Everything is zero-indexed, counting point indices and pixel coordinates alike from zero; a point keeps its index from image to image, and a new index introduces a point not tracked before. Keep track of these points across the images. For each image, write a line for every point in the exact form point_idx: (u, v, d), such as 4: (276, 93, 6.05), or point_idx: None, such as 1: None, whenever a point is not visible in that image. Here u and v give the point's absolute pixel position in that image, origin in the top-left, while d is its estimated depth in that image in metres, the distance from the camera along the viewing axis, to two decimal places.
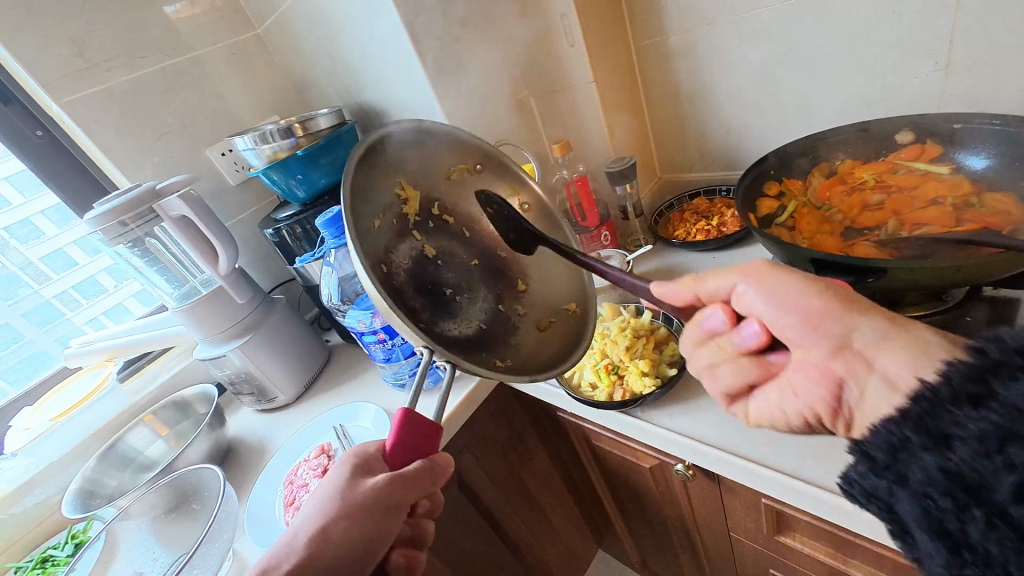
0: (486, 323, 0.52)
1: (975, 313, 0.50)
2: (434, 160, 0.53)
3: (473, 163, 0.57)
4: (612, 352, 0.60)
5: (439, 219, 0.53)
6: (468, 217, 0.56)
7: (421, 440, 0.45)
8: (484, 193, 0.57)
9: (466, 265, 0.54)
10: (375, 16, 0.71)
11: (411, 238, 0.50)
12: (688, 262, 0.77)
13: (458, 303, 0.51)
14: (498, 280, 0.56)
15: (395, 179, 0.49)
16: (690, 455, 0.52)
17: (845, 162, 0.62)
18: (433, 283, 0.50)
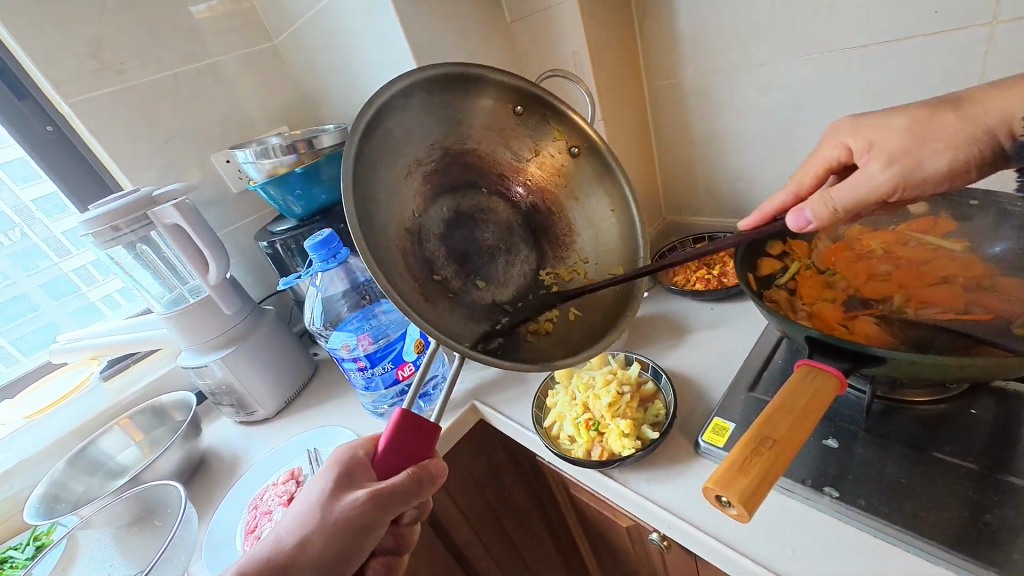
0: (529, 282, 0.52)
1: (979, 406, 0.47)
2: (470, 107, 0.51)
3: (515, 105, 0.53)
4: (594, 406, 0.58)
5: (475, 173, 0.51)
6: (510, 165, 0.54)
7: (413, 449, 0.46)
8: (529, 140, 0.55)
9: (507, 224, 0.53)
10: (384, 40, 0.71)
11: (443, 197, 0.49)
12: (684, 311, 0.75)
13: (493, 266, 0.51)
14: (543, 241, 0.54)
15: (423, 135, 0.47)
16: (664, 528, 0.49)
17: (853, 228, 0.59)
18: (467, 243, 0.50)
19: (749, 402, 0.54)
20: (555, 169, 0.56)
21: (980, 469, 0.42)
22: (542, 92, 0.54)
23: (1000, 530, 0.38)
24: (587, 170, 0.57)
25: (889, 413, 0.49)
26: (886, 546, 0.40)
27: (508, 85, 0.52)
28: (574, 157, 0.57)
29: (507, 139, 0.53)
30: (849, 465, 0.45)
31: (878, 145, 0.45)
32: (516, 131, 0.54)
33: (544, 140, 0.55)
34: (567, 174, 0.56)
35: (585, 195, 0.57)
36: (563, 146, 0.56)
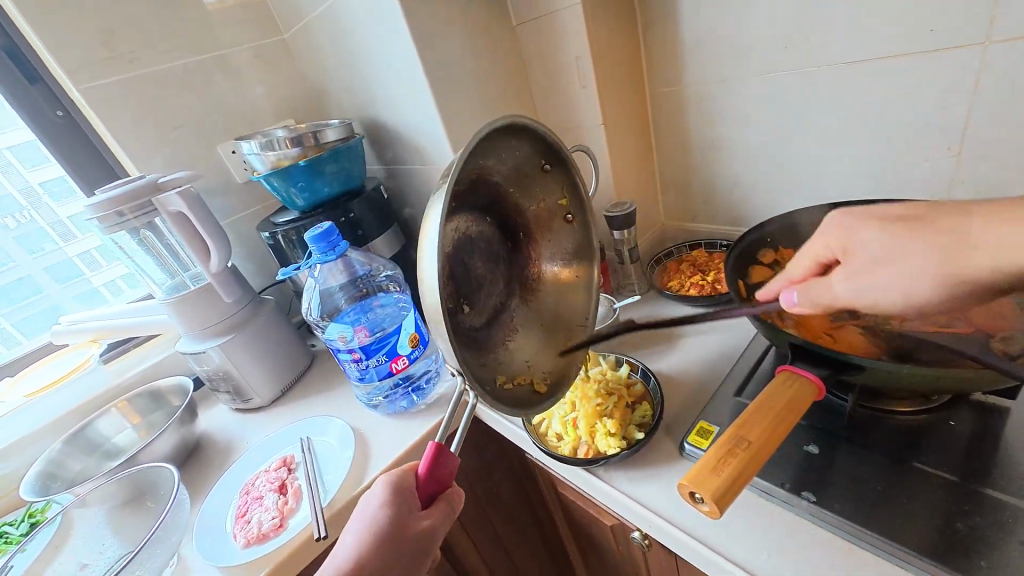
0: (495, 319, 0.50)
1: (960, 418, 0.48)
2: (515, 154, 0.49)
3: (548, 164, 0.53)
4: (582, 404, 0.58)
5: (490, 204, 0.50)
6: (519, 209, 0.53)
7: (446, 476, 0.48)
8: (543, 200, 0.54)
9: (499, 259, 0.51)
10: (390, 38, 0.72)
11: (458, 216, 0.46)
12: (677, 316, 0.76)
13: (476, 291, 0.48)
14: (518, 282, 0.53)
15: (474, 157, 0.45)
16: (645, 526, 0.50)
17: None
18: (465, 269, 0.47)
19: (735, 406, 0.55)
20: (549, 232, 0.56)
21: (956, 479, 0.43)
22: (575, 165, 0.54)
23: (969, 538, 0.39)
24: (574, 240, 0.58)
25: (871, 421, 0.50)
26: (859, 551, 0.41)
27: (555, 151, 0.52)
28: (568, 224, 0.57)
29: (528, 189, 0.53)
30: (828, 471, 0.46)
31: (856, 254, 0.39)
32: (540, 185, 0.54)
33: (554, 206, 0.55)
34: (556, 233, 0.56)
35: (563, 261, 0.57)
36: (564, 214, 0.56)
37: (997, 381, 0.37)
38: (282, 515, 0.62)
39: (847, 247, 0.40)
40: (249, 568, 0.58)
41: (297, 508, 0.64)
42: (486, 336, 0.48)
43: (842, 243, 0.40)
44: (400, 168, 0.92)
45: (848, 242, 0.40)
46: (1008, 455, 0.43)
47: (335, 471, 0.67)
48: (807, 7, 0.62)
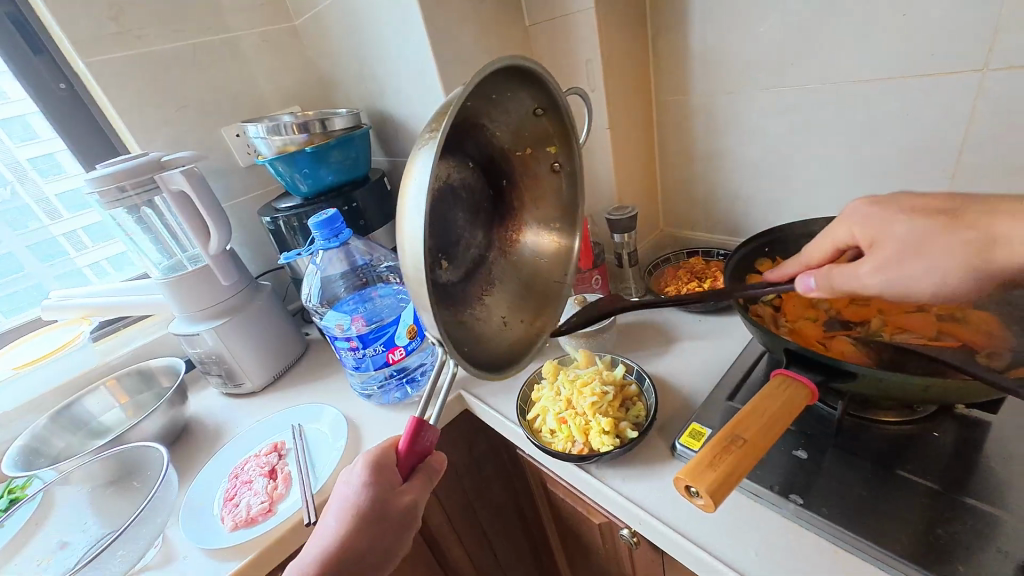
0: (474, 269, 0.50)
1: (943, 429, 0.49)
2: (506, 99, 0.47)
3: (541, 111, 0.51)
4: (576, 401, 0.59)
5: (476, 150, 0.48)
6: (505, 157, 0.51)
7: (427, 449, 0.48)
8: (530, 148, 0.52)
9: (479, 211, 0.50)
10: (404, 30, 0.72)
11: (441, 162, 0.44)
12: (672, 321, 0.77)
13: (455, 239, 0.48)
14: (497, 231, 0.53)
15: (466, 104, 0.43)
16: (635, 523, 0.51)
17: None
18: (445, 222, 0.46)
19: (727, 410, 0.56)
20: (535, 182, 0.55)
21: (939, 488, 0.44)
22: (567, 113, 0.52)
23: (950, 544, 0.40)
24: (561, 193, 0.56)
25: (859, 430, 0.51)
26: (846, 555, 0.42)
27: (549, 96, 0.50)
28: (555, 175, 0.56)
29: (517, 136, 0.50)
30: (816, 476, 0.47)
31: (884, 244, 0.42)
32: (530, 132, 0.51)
33: (541, 155, 0.54)
34: (543, 184, 0.55)
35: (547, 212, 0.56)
36: (551, 163, 0.55)
37: (980, 393, 0.39)
38: (271, 500, 0.62)
39: (871, 236, 0.43)
40: (236, 551, 0.57)
41: (286, 494, 0.63)
42: (463, 287, 0.48)
43: (869, 231, 0.43)
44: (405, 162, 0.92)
45: (876, 234, 0.42)
46: (989, 466, 0.45)
47: (326, 461, 0.67)
48: (814, 26, 0.64)
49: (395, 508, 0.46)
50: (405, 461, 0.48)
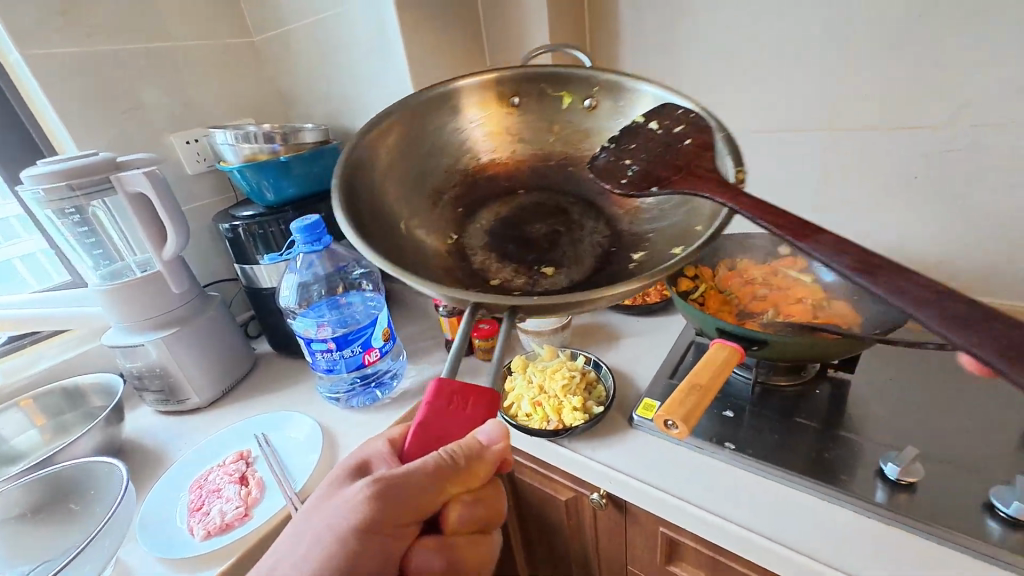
0: (613, 250, 0.45)
1: (821, 387, 0.65)
2: (434, 114, 0.50)
3: (503, 93, 0.52)
4: (549, 387, 0.67)
5: (480, 179, 0.51)
6: (514, 160, 0.52)
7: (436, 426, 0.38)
8: (519, 124, 0.52)
9: (541, 207, 0.49)
10: (382, 57, 0.79)
11: (477, 217, 0.49)
12: (615, 321, 0.89)
13: (557, 249, 0.46)
14: (605, 208, 0.49)
15: (402, 163, 0.48)
16: (606, 483, 0.60)
17: (741, 262, 0.78)
18: (505, 241, 0.47)
19: (669, 386, 0.68)
20: (574, 132, 0.52)
21: (823, 427, 0.59)
22: (505, 72, 0.51)
23: (834, 463, 0.54)
24: (608, 118, 0.50)
25: (766, 392, 0.65)
26: (768, 482, 0.55)
27: (480, 83, 0.51)
28: (593, 106, 0.51)
29: (491, 141, 0.52)
30: (741, 428, 0.60)
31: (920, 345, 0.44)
32: (499, 121, 0.52)
33: (548, 108, 0.52)
34: (580, 130, 0.51)
35: (629, 116, 0.49)
36: (580, 102, 0.51)
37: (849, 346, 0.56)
38: (247, 504, 0.61)
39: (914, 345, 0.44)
40: (212, 558, 0.56)
41: (261, 497, 0.62)
42: (606, 270, 0.42)
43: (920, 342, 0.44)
44: None
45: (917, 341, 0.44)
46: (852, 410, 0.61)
47: (302, 470, 0.65)
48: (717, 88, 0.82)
49: (388, 508, 0.37)
50: (422, 446, 0.40)
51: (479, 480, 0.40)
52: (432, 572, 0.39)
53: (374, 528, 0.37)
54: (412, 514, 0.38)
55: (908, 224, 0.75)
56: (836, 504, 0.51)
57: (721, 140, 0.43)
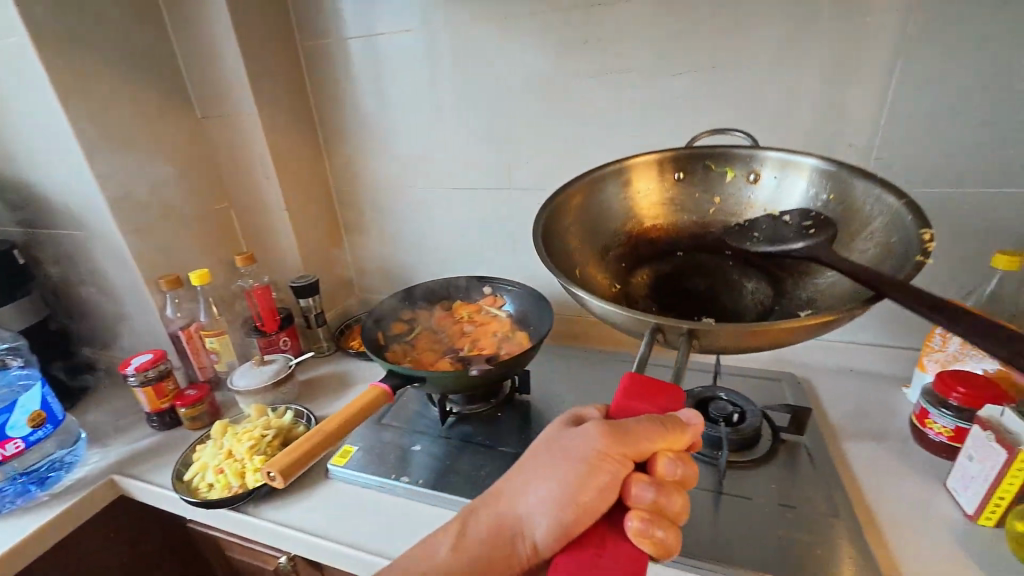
0: (768, 308, 0.51)
1: (504, 411, 0.75)
2: (632, 192, 0.59)
3: (673, 170, 0.59)
4: (236, 450, 0.64)
5: (673, 245, 0.58)
6: (706, 220, 0.58)
7: (636, 405, 0.41)
8: (677, 194, 0.59)
9: (699, 267, 0.56)
10: (34, 100, 0.70)
11: (637, 271, 0.57)
12: (354, 369, 0.90)
13: (723, 299, 0.53)
14: (766, 270, 0.55)
15: (584, 222, 0.56)
16: (284, 543, 0.59)
17: (455, 303, 0.86)
18: (665, 292, 0.55)
19: (373, 429, 0.72)
20: (733, 205, 0.57)
21: (492, 448, 0.68)
22: (671, 151, 0.58)
23: (487, 479, 0.62)
24: (746, 198, 0.57)
25: (458, 422, 0.73)
26: (430, 508, 0.60)
27: (640, 163, 0.58)
28: (756, 180, 0.56)
29: (643, 210, 0.59)
30: (422, 459, 0.66)
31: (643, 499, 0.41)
32: (658, 194, 0.59)
33: (711, 182, 0.58)
34: (721, 199, 0.58)
35: (781, 186, 0.55)
36: (741, 177, 0.57)
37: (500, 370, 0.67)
38: None
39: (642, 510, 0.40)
40: None
41: None
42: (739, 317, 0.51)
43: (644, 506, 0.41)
44: (46, 232, 0.82)
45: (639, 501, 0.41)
46: (521, 431, 0.71)
47: None
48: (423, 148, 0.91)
49: (609, 446, 0.37)
50: (628, 406, 0.41)
51: (685, 444, 0.39)
52: (646, 503, 0.37)
53: (598, 461, 0.37)
54: (629, 459, 0.38)
55: None
56: None
57: (859, 181, 0.50)
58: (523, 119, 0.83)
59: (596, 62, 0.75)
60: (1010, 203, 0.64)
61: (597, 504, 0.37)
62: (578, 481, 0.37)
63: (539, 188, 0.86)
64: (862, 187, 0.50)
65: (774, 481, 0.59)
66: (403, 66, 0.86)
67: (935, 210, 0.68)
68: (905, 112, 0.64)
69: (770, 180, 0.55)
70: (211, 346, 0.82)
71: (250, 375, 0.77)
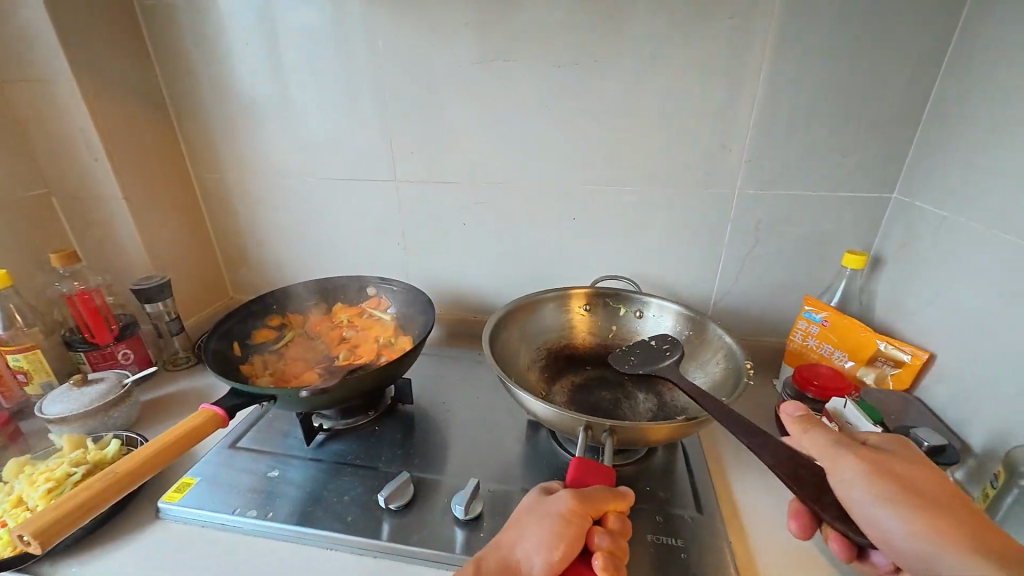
0: (655, 414, 0.64)
1: (384, 424, 0.69)
2: (557, 316, 0.76)
3: (583, 302, 0.77)
4: (29, 497, 0.51)
5: (581, 360, 0.75)
6: (604, 345, 0.76)
7: (586, 479, 0.47)
8: (597, 321, 0.77)
9: (604, 382, 0.71)
10: None
11: (559, 383, 0.71)
12: (216, 384, 0.78)
13: (619, 410, 0.65)
14: (656, 383, 0.70)
15: (523, 335, 0.73)
16: None
17: (334, 305, 0.78)
18: (579, 398, 0.68)
19: (224, 456, 0.62)
20: (627, 334, 0.75)
21: (363, 467, 0.61)
22: (586, 288, 0.77)
23: (350, 504, 0.55)
24: (640, 330, 0.75)
25: (330, 440, 0.65)
26: (281, 544, 0.52)
27: (577, 292, 0.76)
28: (642, 317, 0.75)
29: (574, 330, 0.77)
30: (278, 487, 0.57)
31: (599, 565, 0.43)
32: (579, 318, 0.77)
33: (612, 317, 0.76)
34: (620, 330, 0.76)
35: (658, 324, 0.74)
36: (631, 313, 0.75)
37: (373, 381, 0.58)
38: None
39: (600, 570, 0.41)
40: None
41: None
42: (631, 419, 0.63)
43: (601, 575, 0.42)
44: None
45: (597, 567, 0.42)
46: (400, 445, 0.65)
47: None
48: (297, 133, 0.82)
49: (575, 508, 0.43)
50: (582, 477, 0.47)
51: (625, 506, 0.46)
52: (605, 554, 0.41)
53: (569, 517, 0.42)
54: (589, 515, 0.43)
55: (476, 263, 0.86)
56: (342, 549, 0.51)
57: (710, 323, 0.68)
58: (408, 106, 0.76)
59: (480, 48, 0.71)
60: (857, 208, 0.70)
61: (570, 552, 0.41)
62: (554, 530, 0.42)
63: (427, 181, 0.81)
64: (710, 327, 0.68)
65: (649, 484, 0.58)
66: (268, 40, 0.75)
67: (796, 213, 0.72)
68: (770, 117, 0.67)
69: (653, 316, 0.74)
70: (18, 364, 0.68)
71: (66, 400, 0.63)
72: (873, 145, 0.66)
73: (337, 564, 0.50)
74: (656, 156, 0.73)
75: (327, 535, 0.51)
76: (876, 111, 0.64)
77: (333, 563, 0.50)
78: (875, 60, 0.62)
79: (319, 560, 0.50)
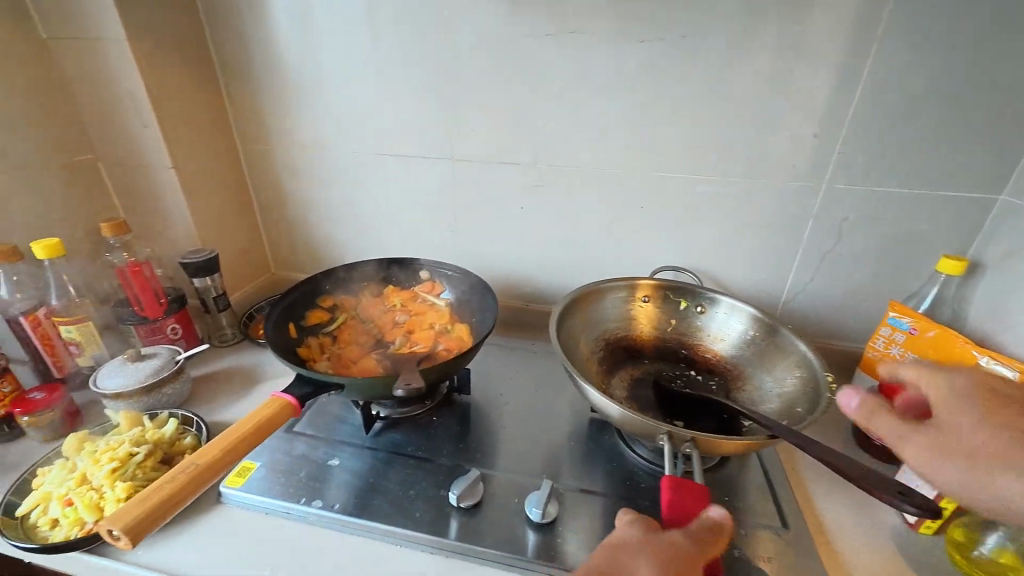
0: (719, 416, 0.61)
1: (441, 415, 0.66)
2: (619, 304, 0.72)
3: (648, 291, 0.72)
4: (92, 475, 0.50)
5: (641, 353, 0.71)
6: (665, 338, 0.72)
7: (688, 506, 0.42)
8: (658, 312, 0.73)
9: (666, 377, 0.67)
10: None
11: (618, 375, 0.68)
12: (265, 364, 0.77)
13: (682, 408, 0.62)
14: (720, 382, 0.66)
15: (585, 323, 0.69)
16: None
17: (387, 287, 0.75)
18: (641, 393, 0.65)
19: (282, 441, 0.60)
20: (689, 330, 0.72)
21: (425, 460, 0.59)
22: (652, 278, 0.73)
23: (418, 499, 0.53)
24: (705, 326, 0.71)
25: (388, 429, 0.63)
26: (350, 538, 0.50)
27: (643, 282, 0.72)
28: (707, 312, 0.71)
29: (635, 320, 0.73)
30: (341, 477, 0.56)
31: None
32: (641, 308, 0.73)
33: (677, 309, 0.72)
34: (683, 326, 0.72)
35: (723, 325, 0.70)
36: (695, 309, 0.72)
37: (441, 374, 0.56)
38: None
39: None
40: None
41: None
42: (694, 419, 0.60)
43: None
44: None
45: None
46: (460, 438, 0.63)
47: None
48: (350, 105, 0.77)
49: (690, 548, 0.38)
50: (684, 502, 0.42)
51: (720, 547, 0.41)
52: None
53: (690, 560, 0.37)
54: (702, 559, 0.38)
55: (530, 250, 0.82)
56: (415, 548, 0.49)
57: (784, 330, 0.64)
58: (470, 80, 0.72)
59: (553, 19, 0.66)
60: (957, 208, 0.64)
61: None
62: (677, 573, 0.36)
63: (485, 161, 0.77)
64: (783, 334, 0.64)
65: (726, 493, 0.56)
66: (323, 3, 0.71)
67: (886, 211, 0.67)
68: (871, 104, 0.61)
69: (722, 314, 0.70)
70: (70, 335, 0.66)
71: (121, 374, 0.62)
72: (983, 141, 0.60)
73: (410, 562, 0.48)
74: (737, 144, 0.68)
75: (398, 531, 0.50)
76: (993, 101, 0.58)
77: (406, 561, 0.48)
78: (998, 44, 0.56)
79: (392, 556, 0.49)
